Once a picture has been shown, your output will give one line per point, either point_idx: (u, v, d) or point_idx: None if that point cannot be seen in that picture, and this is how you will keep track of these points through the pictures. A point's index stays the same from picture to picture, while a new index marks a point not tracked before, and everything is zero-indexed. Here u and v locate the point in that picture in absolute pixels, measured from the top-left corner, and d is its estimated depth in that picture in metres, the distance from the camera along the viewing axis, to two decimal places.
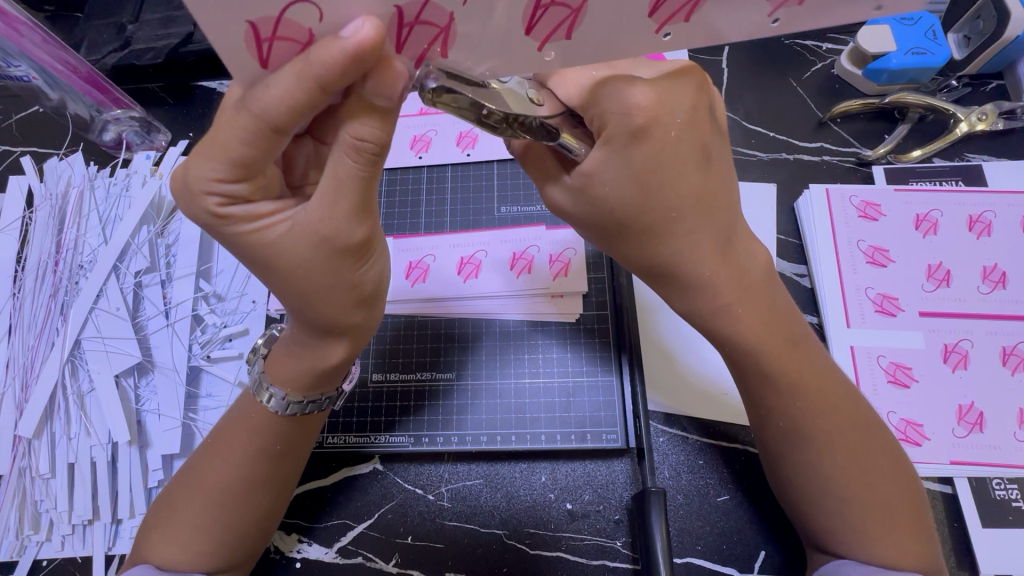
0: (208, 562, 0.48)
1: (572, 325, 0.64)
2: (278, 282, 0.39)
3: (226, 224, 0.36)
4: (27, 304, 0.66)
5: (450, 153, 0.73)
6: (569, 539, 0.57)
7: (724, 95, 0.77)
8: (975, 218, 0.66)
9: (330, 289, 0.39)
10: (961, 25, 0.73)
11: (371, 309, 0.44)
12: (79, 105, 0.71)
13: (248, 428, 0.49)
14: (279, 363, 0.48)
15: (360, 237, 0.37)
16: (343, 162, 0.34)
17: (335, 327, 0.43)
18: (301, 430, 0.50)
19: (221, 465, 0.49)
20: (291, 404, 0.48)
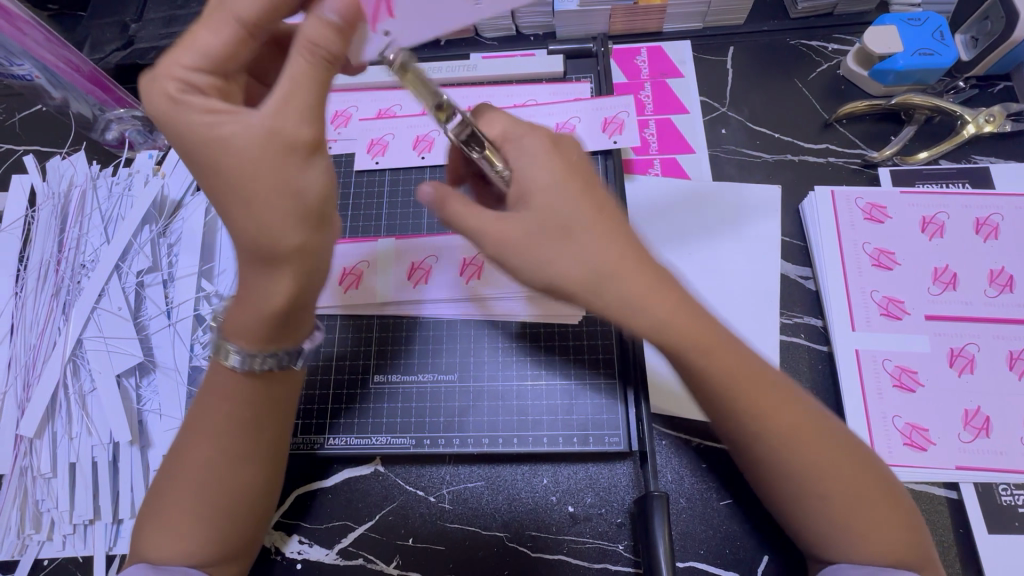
0: (202, 552, 0.47)
1: (575, 327, 0.64)
2: (230, 200, 0.41)
3: (181, 109, 0.40)
4: (29, 304, 0.66)
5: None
6: (571, 543, 0.57)
7: (729, 96, 0.76)
8: (982, 221, 0.65)
9: (272, 190, 0.40)
10: (968, 26, 0.72)
11: (314, 230, 0.42)
12: (81, 103, 0.71)
13: (219, 390, 0.48)
14: (231, 319, 0.46)
15: (309, 135, 0.41)
16: (299, 63, 0.40)
17: (274, 252, 0.41)
18: (267, 394, 0.49)
19: (202, 441, 0.48)
20: (249, 357, 0.46)
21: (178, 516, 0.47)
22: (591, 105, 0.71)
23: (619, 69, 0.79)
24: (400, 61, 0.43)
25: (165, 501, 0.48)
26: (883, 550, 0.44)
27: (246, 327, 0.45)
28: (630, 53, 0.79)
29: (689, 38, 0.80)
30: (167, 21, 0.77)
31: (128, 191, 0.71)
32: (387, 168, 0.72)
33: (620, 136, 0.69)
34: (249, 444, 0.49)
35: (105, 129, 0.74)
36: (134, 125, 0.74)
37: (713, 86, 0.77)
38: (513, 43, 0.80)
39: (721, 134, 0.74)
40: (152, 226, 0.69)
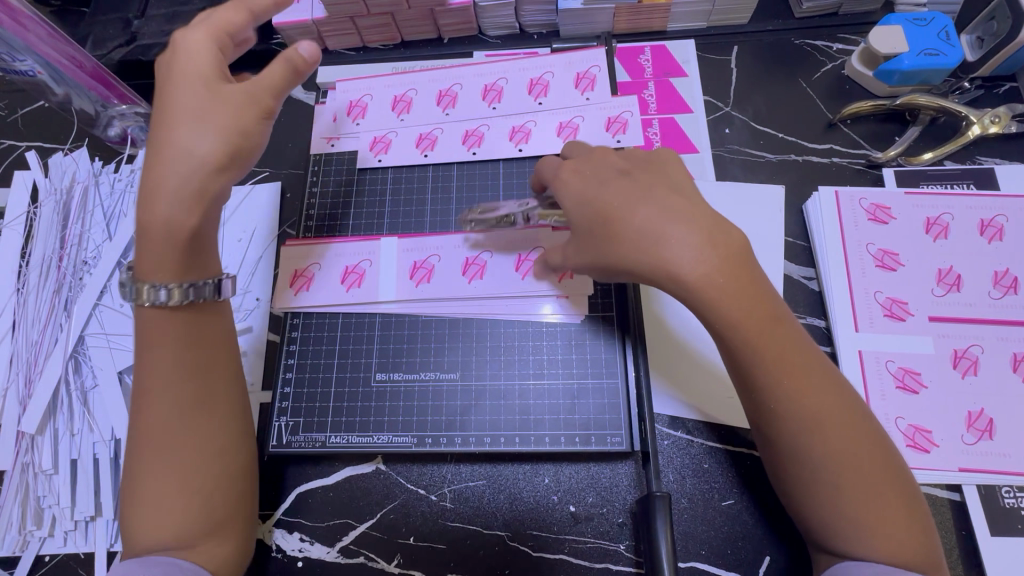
0: (187, 521, 0.47)
1: (578, 326, 0.63)
2: (177, 122, 0.48)
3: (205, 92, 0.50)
4: (31, 300, 0.66)
5: (457, 152, 0.72)
6: (572, 542, 0.57)
7: (733, 96, 0.76)
8: (986, 222, 0.65)
9: (193, 119, 0.48)
10: (974, 25, 0.72)
11: (233, 159, 0.49)
12: (83, 99, 0.71)
13: (160, 355, 0.49)
14: (142, 257, 0.49)
15: (271, 106, 0.50)
16: (274, 68, 0.50)
17: (209, 168, 0.48)
18: (200, 333, 0.51)
19: (160, 402, 0.49)
20: (166, 288, 0.49)
21: (158, 484, 0.47)
22: (595, 105, 0.71)
23: (623, 67, 0.78)
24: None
25: (141, 471, 0.48)
26: (883, 542, 0.43)
27: (165, 255, 0.49)
28: (634, 52, 0.79)
29: (693, 37, 0.79)
30: (169, 17, 0.77)
31: (131, 188, 0.71)
32: (389, 166, 0.72)
33: (623, 135, 0.69)
34: (207, 391, 0.50)
35: (108, 125, 0.74)
36: (136, 121, 0.74)
37: (717, 86, 0.77)
38: (516, 41, 0.80)
39: (725, 133, 0.74)
40: None
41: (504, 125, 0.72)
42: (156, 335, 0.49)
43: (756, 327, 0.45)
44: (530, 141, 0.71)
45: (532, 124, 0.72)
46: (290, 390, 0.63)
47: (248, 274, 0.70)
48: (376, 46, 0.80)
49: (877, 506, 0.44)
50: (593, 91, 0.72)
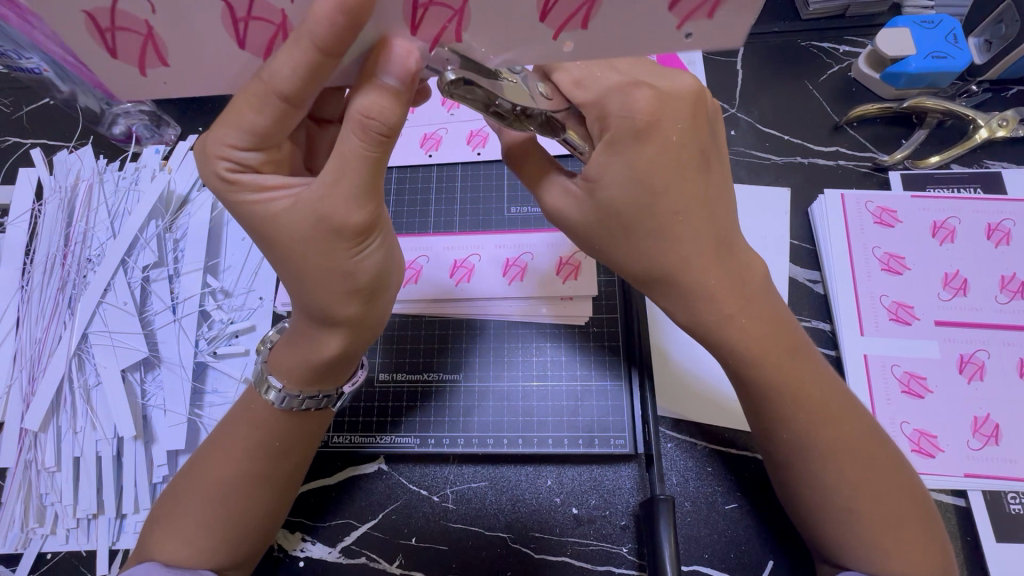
0: (214, 558, 0.48)
1: (582, 327, 0.63)
2: (299, 283, 0.42)
3: (234, 189, 0.40)
4: (36, 297, 0.66)
5: (461, 153, 0.72)
6: (575, 544, 0.57)
7: (739, 97, 0.76)
8: (993, 226, 0.65)
9: (327, 274, 0.41)
10: (982, 29, 0.72)
11: (367, 304, 0.44)
12: (89, 97, 0.72)
13: (249, 421, 0.49)
14: (280, 356, 0.49)
15: (358, 222, 0.39)
16: (350, 139, 0.37)
17: (333, 321, 0.44)
18: (305, 429, 0.51)
19: (226, 462, 0.49)
20: (289, 398, 0.48)
21: (201, 526, 0.48)
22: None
23: None
24: (453, 77, 0.38)
25: (189, 503, 0.48)
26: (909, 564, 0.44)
27: (296, 364, 0.47)
28: None
29: None
30: None
31: (135, 186, 0.71)
32: (394, 166, 0.72)
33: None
34: (276, 462, 0.50)
35: (113, 123, 0.76)
36: (141, 119, 0.76)
37: (723, 86, 0.76)
38: None
39: (730, 135, 0.74)
40: (159, 220, 0.69)
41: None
42: (255, 420, 0.49)
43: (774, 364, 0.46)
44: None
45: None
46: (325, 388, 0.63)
47: (252, 273, 0.69)
48: None
49: (882, 517, 0.45)
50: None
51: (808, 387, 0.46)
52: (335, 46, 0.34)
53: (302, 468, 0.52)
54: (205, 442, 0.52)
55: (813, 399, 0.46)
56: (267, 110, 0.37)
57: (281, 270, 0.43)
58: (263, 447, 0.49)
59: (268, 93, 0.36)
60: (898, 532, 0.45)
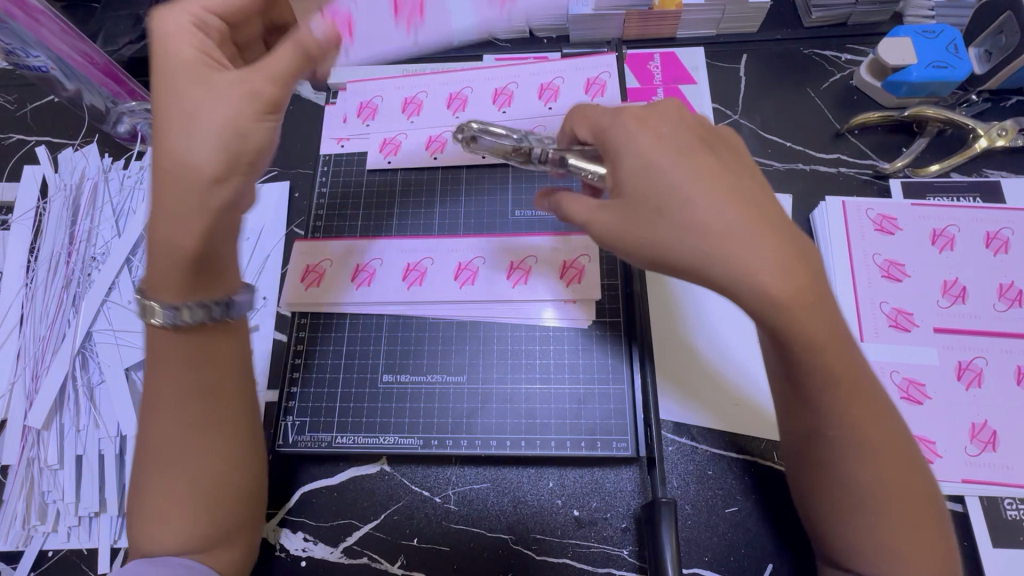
0: (191, 539, 0.44)
1: (585, 332, 0.63)
2: (172, 136, 0.44)
3: (206, 60, 0.47)
4: (39, 295, 0.66)
5: (459, 155, 0.72)
6: (575, 546, 0.57)
7: (741, 104, 0.76)
8: (992, 235, 0.65)
9: (224, 123, 0.45)
10: (982, 39, 0.72)
11: (232, 181, 0.45)
12: (95, 96, 0.73)
13: (165, 366, 0.45)
14: (154, 272, 0.45)
15: (271, 94, 0.47)
16: (284, 50, 0.48)
17: (213, 179, 0.44)
18: (214, 351, 0.46)
19: (158, 419, 0.45)
20: (180, 310, 0.44)
21: (168, 512, 0.44)
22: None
23: (633, 73, 0.79)
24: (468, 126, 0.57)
25: (144, 489, 0.45)
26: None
27: (163, 287, 0.44)
28: (644, 58, 0.79)
29: (702, 45, 0.80)
30: None
31: (140, 184, 0.71)
32: (399, 168, 0.72)
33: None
34: (212, 427, 0.46)
35: (117, 122, 0.76)
36: (146, 118, 0.76)
37: (725, 94, 0.77)
38: (527, 45, 0.82)
39: None
40: None
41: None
42: (163, 360, 0.45)
43: (812, 347, 0.40)
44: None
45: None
46: (304, 348, 0.64)
47: (255, 272, 0.69)
48: None
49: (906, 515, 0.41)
50: (602, 97, 0.73)
51: (845, 371, 0.41)
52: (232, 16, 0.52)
53: (246, 430, 0.48)
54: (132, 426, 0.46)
55: (852, 386, 0.42)
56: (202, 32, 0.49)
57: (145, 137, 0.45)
58: (194, 406, 0.45)
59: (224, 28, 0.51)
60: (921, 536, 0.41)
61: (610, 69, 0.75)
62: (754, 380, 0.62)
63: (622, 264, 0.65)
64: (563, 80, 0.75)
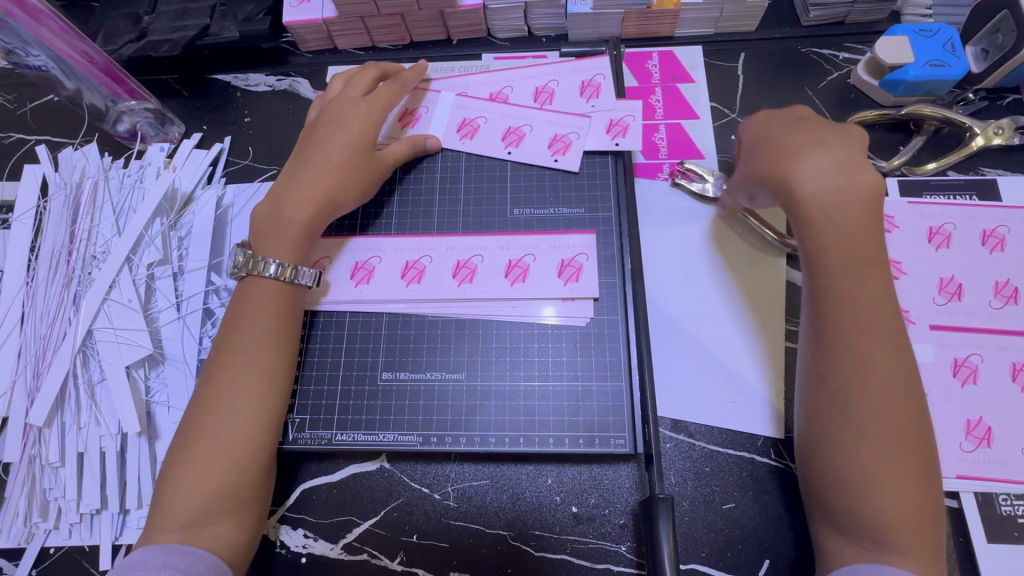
0: (209, 506, 0.52)
1: (583, 329, 0.63)
2: (317, 152, 0.64)
3: (342, 99, 0.68)
4: (40, 294, 0.67)
5: (448, 136, 0.73)
6: (574, 542, 0.58)
7: (739, 103, 0.77)
8: (988, 232, 0.66)
9: (352, 133, 0.65)
10: (979, 38, 0.73)
11: (347, 173, 0.63)
12: (94, 95, 0.73)
13: (239, 346, 0.57)
14: (266, 241, 0.61)
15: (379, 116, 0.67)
16: (392, 86, 0.70)
17: (340, 171, 0.63)
18: (284, 339, 0.58)
19: (226, 390, 0.55)
20: (284, 267, 0.59)
21: (198, 474, 0.52)
22: (599, 110, 0.72)
23: (631, 72, 0.79)
24: None
25: (188, 452, 0.53)
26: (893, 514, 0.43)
27: (279, 237, 0.60)
28: (642, 57, 0.80)
29: (700, 44, 0.80)
30: (180, 14, 0.80)
31: (140, 183, 0.71)
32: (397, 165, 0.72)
33: (623, 138, 0.70)
34: (255, 410, 0.55)
35: (117, 121, 0.76)
36: (146, 117, 0.77)
37: (722, 92, 0.77)
38: (525, 44, 0.82)
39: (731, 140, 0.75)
40: (164, 218, 0.70)
41: (502, 121, 0.73)
42: (238, 342, 0.57)
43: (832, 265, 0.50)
44: (521, 144, 0.71)
45: (526, 128, 0.72)
46: (302, 345, 0.65)
47: None
48: (385, 45, 0.84)
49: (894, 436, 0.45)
50: (597, 98, 0.72)
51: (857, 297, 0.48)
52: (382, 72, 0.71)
53: (276, 424, 0.57)
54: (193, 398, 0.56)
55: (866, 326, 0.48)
56: (353, 79, 0.70)
57: (303, 147, 0.67)
58: (246, 392, 0.55)
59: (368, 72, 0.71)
60: (907, 491, 0.43)
61: (607, 71, 0.74)
62: (749, 377, 0.63)
63: (620, 262, 0.65)
64: (561, 78, 0.74)
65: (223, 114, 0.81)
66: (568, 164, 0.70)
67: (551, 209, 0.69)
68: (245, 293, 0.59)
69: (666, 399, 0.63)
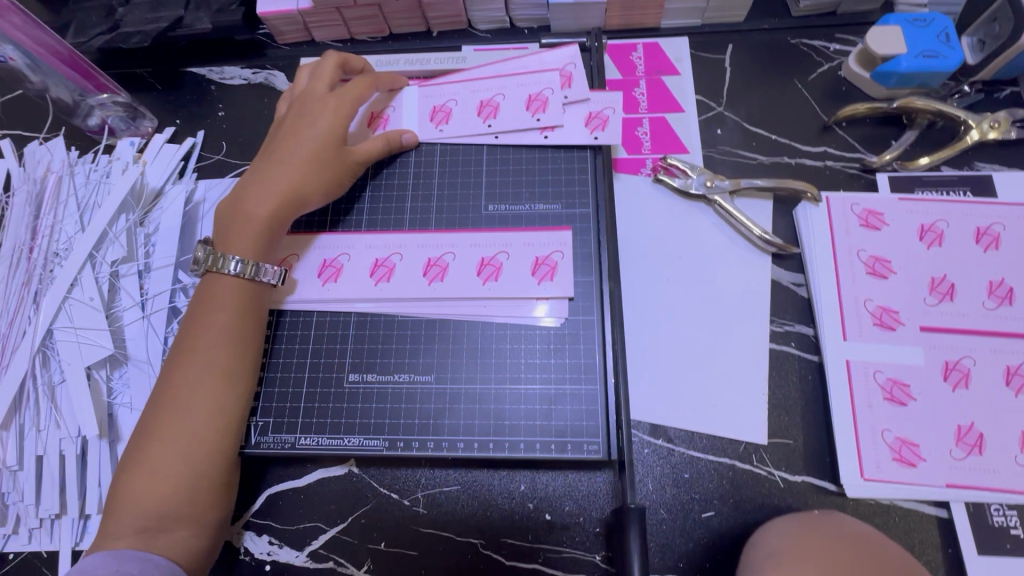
0: (163, 511, 0.50)
1: (558, 330, 0.61)
2: (283, 148, 0.62)
3: (308, 92, 0.66)
4: (1, 292, 0.65)
5: (423, 128, 0.70)
6: (547, 551, 0.56)
7: (726, 95, 0.74)
8: (982, 230, 0.63)
9: (319, 129, 0.63)
10: (975, 28, 0.70)
11: (312, 170, 0.62)
12: (61, 88, 0.71)
13: (197, 346, 0.55)
14: (227, 239, 0.59)
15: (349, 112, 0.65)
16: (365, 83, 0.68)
17: (305, 167, 0.62)
18: (246, 338, 0.57)
19: (182, 391, 0.53)
20: (245, 264, 0.58)
21: (151, 477, 0.50)
22: (573, 103, 0.69)
23: (614, 64, 0.76)
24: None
25: (141, 455, 0.51)
26: None
27: (239, 234, 0.59)
28: (626, 49, 0.77)
29: (687, 35, 0.78)
30: (153, 5, 0.78)
31: (106, 178, 0.69)
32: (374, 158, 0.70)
33: (601, 132, 0.67)
34: (213, 412, 0.53)
35: (87, 115, 0.74)
36: (117, 111, 0.74)
37: (709, 85, 0.75)
38: (506, 35, 0.80)
39: (716, 134, 0.72)
40: (130, 214, 0.68)
41: (472, 99, 0.71)
42: (196, 341, 0.55)
43: None
44: (498, 115, 0.69)
45: (501, 99, 0.70)
46: (268, 346, 0.63)
47: None
48: (363, 37, 0.81)
49: None
50: (568, 88, 0.69)
51: None
52: (352, 65, 0.69)
53: (236, 427, 0.55)
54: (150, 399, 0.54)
55: None
56: (320, 70, 0.68)
57: (268, 142, 0.65)
58: (203, 393, 0.53)
59: (337, 63, 0.68)
60: None
61: (575, 59, 0.71)
62: (729, 380, 0.60)
63: (598, 260, 0.63)
64: (533, 66, 0.71)
65: (196, 108, 0.79)
66: (552, 121, 0.68)
67: (528, 205, 0.67)
68: (206, 290, 0.58)
69: (645, 403, 0.61)
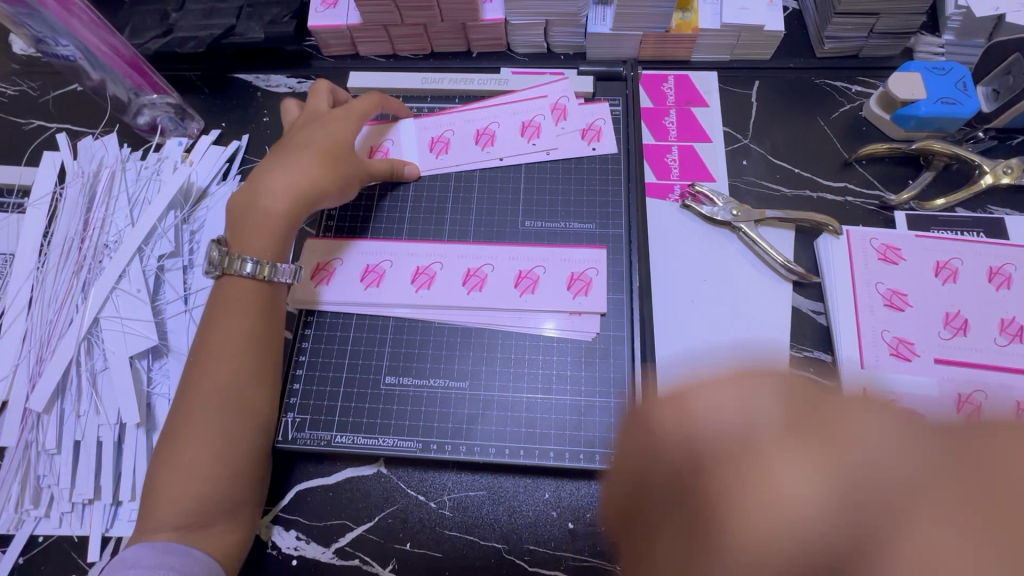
0: (201, 503, 0.51)
1: (588, 344, 0.63)
2: (294, 151, 0.64)
3: (312, 110, 0.69)
4: (50, 279, 0.67)
5: (423, 158, 0.73)
6: (569, 560, 0.57)
7: (752, 128, 0.78)
8: (995, 269, 0.66)
9: (330, 137, 0.65)
10: (989, 79, 0.74)
11: (326, 170, 0.64)
12: (118, 87, 0.74)
13: (225, 349, 0.56)
14: (243, 238, 0.61)
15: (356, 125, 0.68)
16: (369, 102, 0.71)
17: (319, 168, 0.63)
18: (269, 340, 0.59)
19: (212, 393, 0.54)
20: (262, 263, 0.60)
21: (188, 476, 0.51)
22: (567, 132, 0.74)
23: (647, 93, 0.80)
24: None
25: (173, 454, 0.52)
26: None
27: (255, 233, 0.61)
28: (658, 79, 0.81)
29: (716, 69, 0.81)
30: (208, 13, 0.82)
31: (156, 176, 0.72)
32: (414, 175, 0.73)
33: (598, 143, 0.73)
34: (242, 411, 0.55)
35: (137, 113, 0.78)
36: (166, 111, 0.78)
37: (736, 118, 0.79)
38: (544, 60, 0.84)
39: (742, 165, 0.76)
40: (177, 212, 0.70)
41: (468, 129, 0.74)
42: (223, 343, 0.56)
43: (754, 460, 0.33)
44: (495, 143, 0.73)
45: (495, 129, 0.75)
46: (307, 345, 0.65)
47: None
48: (406, 54, 0.85)
49: None
50: (563, 120, 0.74)
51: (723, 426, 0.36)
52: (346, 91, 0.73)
53: (265, 426, 0.57)
54: (178, 398, 0.56)
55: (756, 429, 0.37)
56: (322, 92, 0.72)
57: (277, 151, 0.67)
58: (230, 393, 0.55)
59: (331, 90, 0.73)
60: None
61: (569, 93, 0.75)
62: None
63: (629, 280, 0.66)
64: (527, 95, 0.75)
65: (243, 113, 0.82)
66: (546, 148, 0.73)
67: (562, 223, 0.70)
68: (222, 291, 0.60)
69: None
